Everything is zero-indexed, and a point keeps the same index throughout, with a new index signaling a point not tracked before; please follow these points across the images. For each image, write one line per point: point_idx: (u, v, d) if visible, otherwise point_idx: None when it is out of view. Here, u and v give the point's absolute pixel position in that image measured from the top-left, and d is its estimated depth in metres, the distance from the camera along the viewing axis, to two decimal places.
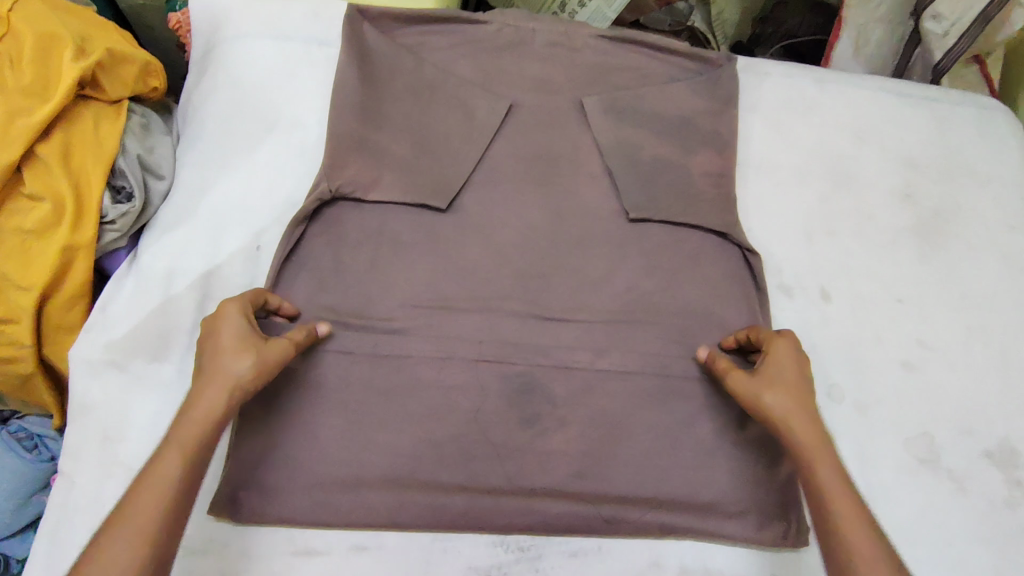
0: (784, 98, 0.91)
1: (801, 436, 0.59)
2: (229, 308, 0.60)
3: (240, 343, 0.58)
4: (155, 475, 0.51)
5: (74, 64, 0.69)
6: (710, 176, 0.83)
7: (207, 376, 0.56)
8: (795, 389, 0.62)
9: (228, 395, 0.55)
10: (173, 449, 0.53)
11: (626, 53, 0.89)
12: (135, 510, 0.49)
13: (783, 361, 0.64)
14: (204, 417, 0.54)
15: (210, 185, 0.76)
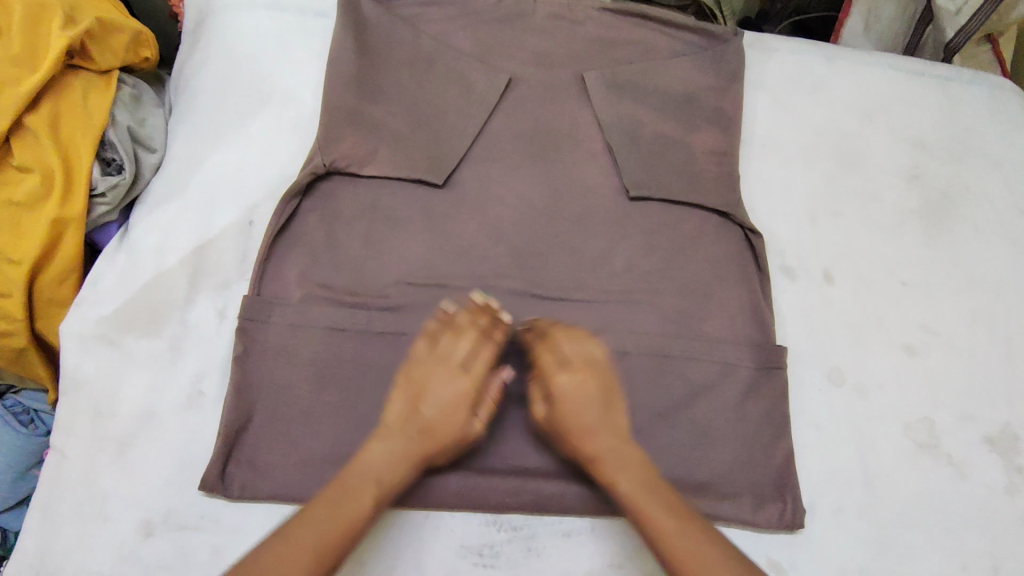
0: (790, 75, 0.89)
1: (603, 459, 0.64)
2: (460, 374, 0.66)
3: (467, 412, 0.65)
4: (334, 508, 0.58)
5: (62, 32, 0.67)
6: (713, 155, 0.82)
7: (423, 436, 0.63)
8: (592, 419, 0.65)
9: (421, 459, 0.63)
10: (375, 479, 0.60)
11: (628, 26, 0.87)
12: (309, 538, 0.56)
13: (571, 386, 0.65)
14: (419, 453, 0.63)
15: (202, 158, 0.74)
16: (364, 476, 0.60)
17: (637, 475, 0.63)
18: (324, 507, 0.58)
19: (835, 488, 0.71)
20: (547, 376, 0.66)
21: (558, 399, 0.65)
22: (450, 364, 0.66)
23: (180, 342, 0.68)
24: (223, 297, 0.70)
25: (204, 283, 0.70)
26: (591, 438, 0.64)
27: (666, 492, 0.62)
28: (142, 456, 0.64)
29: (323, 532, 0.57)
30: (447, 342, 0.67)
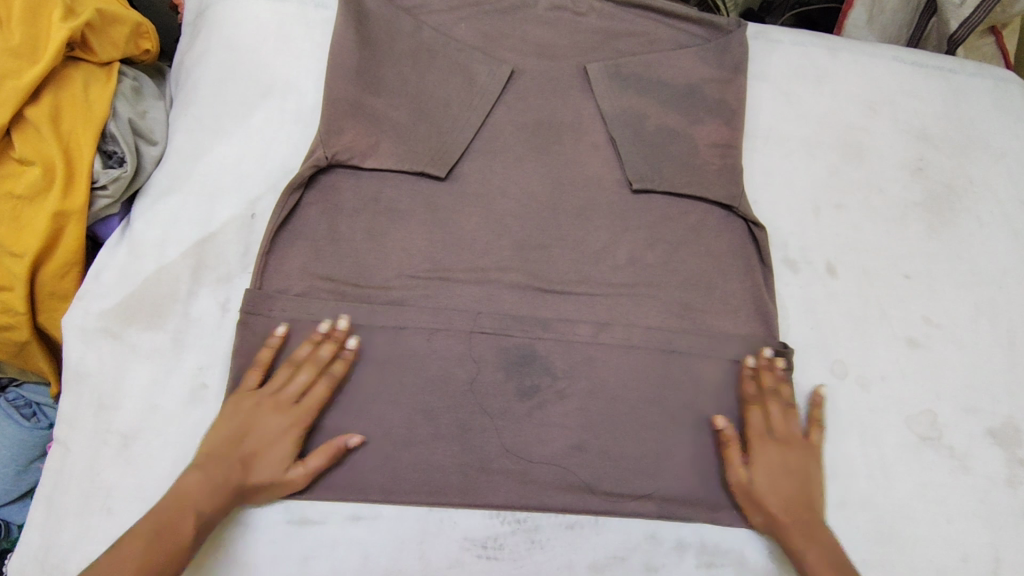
0: (794, 66, 0.88)
1: (794, 530, 0.64)
2: (282, 404, 0.63)
3: (288, 457, 0.62)
4: (159, 538, 0.56)
5: (63, 22, 0.66)
6: (716, 147, 0.82)
7: (227, 470, 0.60)
8: (790, 490, 0.66)
9: (236, 493, 0.60)
10: (193, 505, 0.58)
11: (631, 17, 0.86)
12: (118, 566, 0.54)
13: (778, 455, 0.68)
14: (239, 480, 0.60)
15: (203, 151, 0.74)
16: (174, 499, 0.58)
17: (827, 541, 0.64)
18: (154, 534, 0.56)
19: (838, 479, 0.71)
20: (756, 445, 0.68)
21: (757, 466, 0.67)
22: (280, 399, 0.64)
23: (183, 336, 0.67)
24: (224, 291, 0.69)
25: (206, 276, 0.70)
26: (796, 510, 0.65)
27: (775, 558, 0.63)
28: (145, 449, 0.64)
29: (144, 560, 0.55)
30: (284, 374, 0.65)
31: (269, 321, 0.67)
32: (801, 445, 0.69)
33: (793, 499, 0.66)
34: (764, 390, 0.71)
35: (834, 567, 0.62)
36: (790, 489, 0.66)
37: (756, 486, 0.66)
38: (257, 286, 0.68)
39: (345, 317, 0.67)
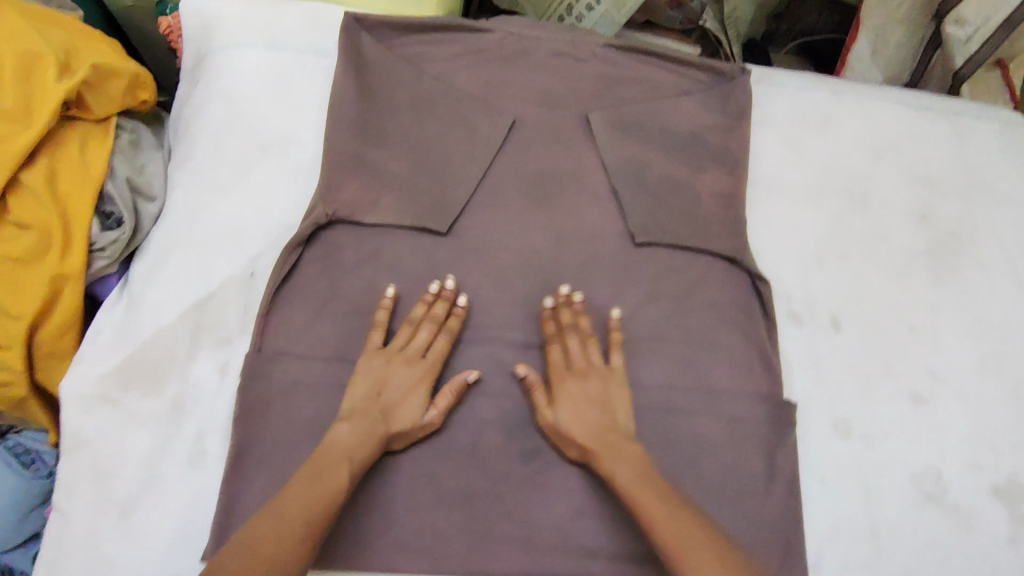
0: (799, 111, 0.87)
1: (603, 454, 0.64)
2: (413, 361, 0.67)
3: (422, 402, 0.66)
4: (310, 486, 0.58)
5: (58, 83, 0.65)
6: (719, 197, 0.81)
7: (380, 422, 0.64)
8: (594, 418, 0.67)
9: (381, 441, 0.63)
10: (342, 454, 0.61)
11: (634, 63, 0.85)
12: (291, 511, 0.56)
13: (572, 391, 0.68)
14: (374, 431, 0.63)
15: (204, 207, 0.74)
16: (339, 450, 0.61)
17: (629, 458, 0.64)
18: (308, 480, 0.58)
19: (843, 540, 0.70)
20: (556, 380, 0.69)
21: (559, 402, 0.67)
22: (409, 354, 0.68)
23: (182, 400, 0.67)
24: (224, 353, 0.69)
25: (205, 338, 0.69)
26: (602, 434, 0.65)
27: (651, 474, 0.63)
28: (144, 518, 0.63)
29: (306, 506, 0.57)
30: (406, 333, 0.68)
31: (269, 385, 0.66)
32: (602, 373, 0.70)
33: (588, 425, 0.66)
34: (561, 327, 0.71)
35: (641, 481, 0.62)
36: (593, 418, 0.66)
37: (560, 421, 0.67)
38: (257, 348, 0.68)
39: (452, 277, 0.71)
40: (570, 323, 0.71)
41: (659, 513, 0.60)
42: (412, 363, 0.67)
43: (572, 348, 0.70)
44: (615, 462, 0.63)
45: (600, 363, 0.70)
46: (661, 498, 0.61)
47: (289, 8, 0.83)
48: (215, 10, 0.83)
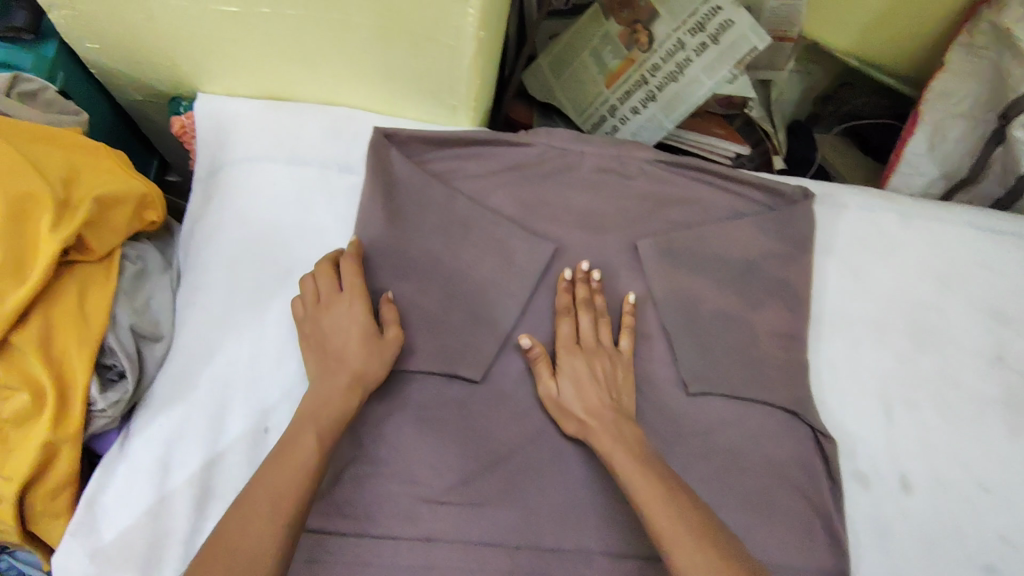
0: (863, 237, 0.80)
1: (597, 428, 0.62)
2: (337, 300, 0.64)
3: (367, 326, 0.63)
4: (270, 478, 0.53)
5: (54, 232, 0.58)
6: (777, 337, 0.74)
7: (337, 368, 0.61)
8: (593, 393, 0.65)
9: (352, 383, 0.60)
10: (307, 443, 0.56)
11: (685, 181, 0.78)
12: (262, 491, 0.52)
13: (575, 364, 0.67)
14: (333, 393, 0.59)
15: (214, 348, 0.67)
16: (300, 419, 0.58)
17: (626, 438, 0.61)
18: (269, 476, 0.53)
19: None
20: (559, 353, 0.68)
21: (562, 375, 0.66)
22: (332, 297, 0.64)
23: None
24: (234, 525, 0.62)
25: (213, 506, 0.62)
26: (599, 410, 0.64)
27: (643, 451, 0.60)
28: None
29: (274, 487, 0.52)
30: (310, 287, 0.65)
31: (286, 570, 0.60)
32: (609, 353, 0.69)
33: (582, 404, 0.65)
34: (576, 301, 0.71)
35: (631, 459, 0.59)
36: (593, 392, 0.65)
37: (562, 394, 0.66)
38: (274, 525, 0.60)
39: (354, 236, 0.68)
40: (586, 297, 0.70)
41: (648, 497, 0.55)
42: (331, 308, 0.63)
43: (584, 322, 0.69)
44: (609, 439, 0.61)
45: (609, 342, 0.69)
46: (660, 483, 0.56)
47: (312, 115, 0.76)
48: (232, 115, 0.76)
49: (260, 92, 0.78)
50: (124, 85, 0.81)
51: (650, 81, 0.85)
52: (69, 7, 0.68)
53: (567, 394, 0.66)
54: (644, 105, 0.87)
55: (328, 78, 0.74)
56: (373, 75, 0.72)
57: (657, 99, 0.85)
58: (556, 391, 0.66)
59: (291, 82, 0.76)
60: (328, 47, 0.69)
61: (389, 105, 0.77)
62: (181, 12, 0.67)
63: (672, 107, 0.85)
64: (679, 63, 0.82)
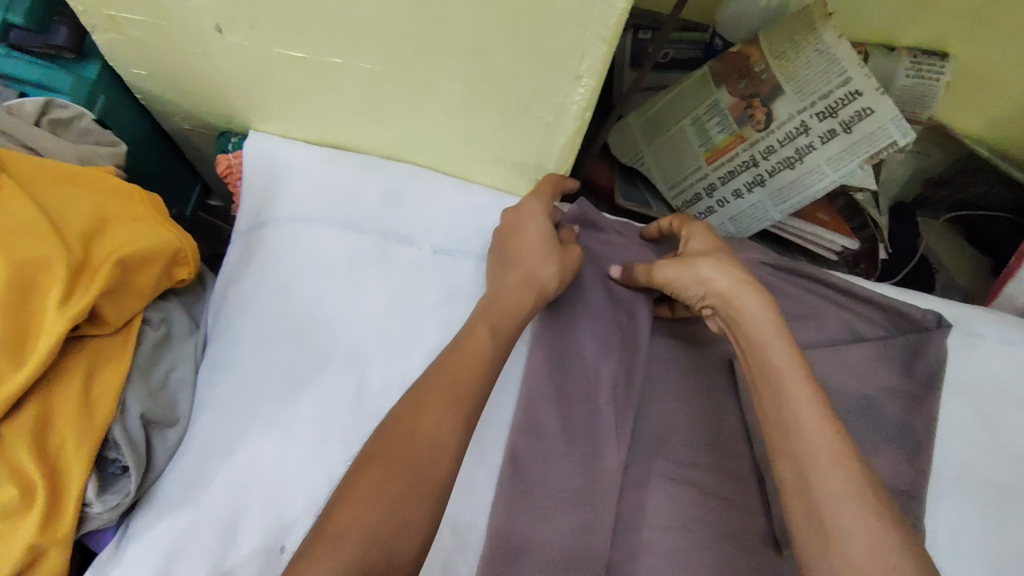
0: (997, 380, 0.68)
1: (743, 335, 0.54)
2: (538, 214, 0.61)
3: (551, 251, 0.60)
4: (446, 388, 0.50)
5: (61, 308, 0.49)
6: (894, 494, 0.62)
7: (526, 278, 0.59)
8: (717, 272, 0.57)
9: (539, 297, 0.59)
10: (477, 353, 0.53)
11: (797, 293, 0.67)
12: (458, 371, 0.51)
13: (670, 266, 0.60)
14: (516, 308, 0.57)
15: (236, 439, 0.57)
16: (493, 312, 0.57)
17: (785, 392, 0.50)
18: (442, 387, 0.50)
19: None
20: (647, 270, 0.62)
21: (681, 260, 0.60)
22: (530, 216, 0.61)
23: None
24: None
25: None
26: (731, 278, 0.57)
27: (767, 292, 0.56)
28: None
29: (466, 376, 0.51)
30: (515, 222, 0.62)
31: None
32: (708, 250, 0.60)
33: (715, 274, 0.57)
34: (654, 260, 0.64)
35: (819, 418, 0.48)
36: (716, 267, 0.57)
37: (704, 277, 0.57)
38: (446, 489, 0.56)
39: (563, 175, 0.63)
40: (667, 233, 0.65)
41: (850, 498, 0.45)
42: (526, 221, 0.61)
43: (693, 236, 0.62)
44: (756, 330, 0.53)
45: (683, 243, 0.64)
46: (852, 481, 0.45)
47: (375, 171, 0.67)
48: (284, 165, 0.68)
49: (318, 139, 0.69)
50: (171, 114, 0.73)
51: (761, 164, 0.74)
52: (116, 31, 0.60)
53: (681, 279, 0.59)
54: (749, 189, 0.76)
55: (397, 135, 0.65)
56: (449, 138, 0.63)
57: (766, 184, 0.74)
58: (670, 282, 0.60)
59: (354, 133, 0.66)
60: (405, 106, 0.60)
61: (461, 169, 0.67)
62: (239, 51, 0.58)
63: (783, 195, 0.74)
64: (800, 149, 0.71)
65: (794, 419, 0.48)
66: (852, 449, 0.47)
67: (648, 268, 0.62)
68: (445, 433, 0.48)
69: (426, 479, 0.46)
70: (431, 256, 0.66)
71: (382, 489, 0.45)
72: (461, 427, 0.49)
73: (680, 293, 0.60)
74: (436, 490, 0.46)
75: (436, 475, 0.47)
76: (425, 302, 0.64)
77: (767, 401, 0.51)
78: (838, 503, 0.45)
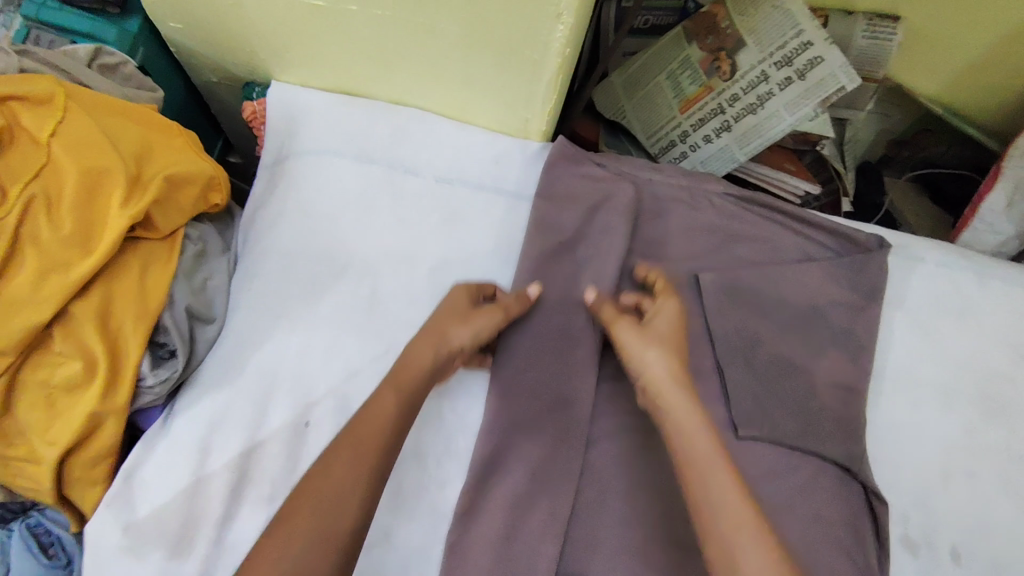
0: (937, 296, 0.77)
1: (672, 419, 0.58)
2: (461, 295, 0.66)
3: (461, 322, 0.64)
4: (352, 446, 0.57)
5: (123, 208, 0.58)
6: (837, 388, 0.71)
7: (431, 341, 0.63)
8: (663, 363, 0.61)
9: (438, 359, 0.63)
10: (384, 416, 0.59)
11: (755, 218, 0.76)
12: (368, 435, 0.57)
13: (628, 335, 0.64)
14: (418, 375, 0.62)
15: (266, 334, 0.67)
16: (406, 366, 0.62)
17: (711, 474, 0.54)
18: (348, 446, 0.57)
19: None
20: (609, 323, 0.65)
21: (648, 333, 0.64)
22: (455, 297, 0.66)
23: (213, 566, 0.60)
24: (269, 512, 0.62)
25: (251, 492, 0.62)
26: (678, 376, 0.61)
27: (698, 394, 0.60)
28: None
29: (378, 430, 0.58)
30: (448, 298, 0.66)
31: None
32: (665, 338, 0.64)
33: (659, 358, 0.62)
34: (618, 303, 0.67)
35: (737, 479, 0.54)
36: (669, 359, 0.62)
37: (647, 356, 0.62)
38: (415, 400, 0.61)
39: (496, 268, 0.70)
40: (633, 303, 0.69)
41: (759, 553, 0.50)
42: (449, 300, 0.66)
43: (657, 319, 0.65)
44: (692, 419, 0.57)
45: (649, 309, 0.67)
46: (758, 527, 0.51)
47: (384, 114, 0.76)
48: (304, 107, 0.76)
49: (333, 87, 0.78)
50: (202, 67, 0.82)
51: (727, 111, 0.83)
52: None
53: (632, 356, 0.63)
54: (718, 134, 0.85)
55: (404, 81, 0.74)
56: (450, 81, 0.72)
57: (732, 129, 0.84)
58: (619, 347, 0.64)
59: (365, 79, 0.75)
60: (411, 52, 0.69)
61: (460, 111, 0.76)
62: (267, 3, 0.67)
63: (748, 138, 0.83)
64: (761, 96, 0.80)
65: (715, 501, 0.53)
66: (765, 521, 0.52)
67: (615, 315, 0.66)
68: (351, 488, 0.55)
69: (331, 526, 0.53)
70: (433, 185, 0.75)
71: (288, 547, 0.52)
72: (364, 481, 0.56)
73: (625, 363, 0.64)
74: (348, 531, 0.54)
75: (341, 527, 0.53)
76: (428, 223, 0.73)
77: (685, 465, 0.55)
78: (744, 547, 0.50)
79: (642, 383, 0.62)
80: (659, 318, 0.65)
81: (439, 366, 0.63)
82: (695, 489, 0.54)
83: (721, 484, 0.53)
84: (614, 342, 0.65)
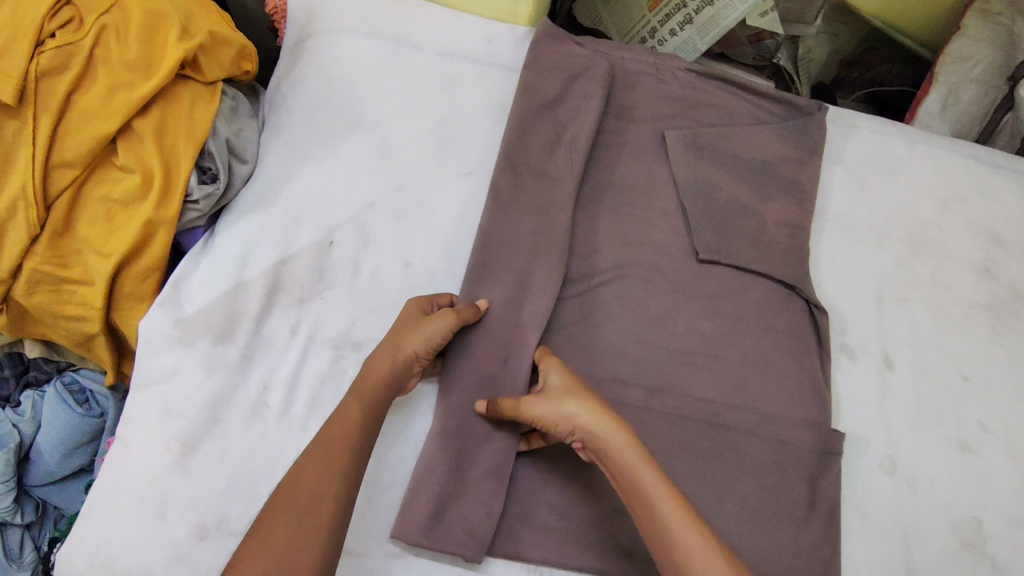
0: (870, 154, 0.89)
1: (615, 471, 0.61)
2: (414, 310, 0.69)
3: (418, 326, 0.67)
4: (322, 451, 0.60)
5: (179, 42, 0.69)
6: (785, 226, 0.83)
7: (388, 352, 0.66)
8: (580, 412, 0.62)
9: (399, 365, 0.66)
10: (348, 420, 0.62)
11: (712, 89, 0.87)
12: (335, 438, 0.61)
13: (543, 405, 0.64)
14: (380, 378, 0.65)
15: (292, 172, 0.77)
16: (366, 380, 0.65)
17: (656, 503, 0.58)
18: (319, 452, 0.60)
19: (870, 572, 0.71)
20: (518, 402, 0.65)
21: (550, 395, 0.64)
22: (408, 313, 0.69)
23: (252, 353, 0.71)
24: (299, 314, 0.73)
25: (282, 298, 0.73)
26: (602, 421, 0.62)
27: (622, 420, 0.63)
28: (206, 458, 0.67)
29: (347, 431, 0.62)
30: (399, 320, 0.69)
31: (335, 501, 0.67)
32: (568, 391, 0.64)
33: (579, 412, 0.63)
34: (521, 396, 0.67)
35: (675, 498, 0.58)
36: (586, 406, 0.63)
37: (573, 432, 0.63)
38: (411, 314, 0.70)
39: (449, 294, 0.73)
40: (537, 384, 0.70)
41: (713, 562, 0.55)
42: (401, 321, 0.69)
43: (551, 376, 0.66)
44: (628, 465, 0.60)
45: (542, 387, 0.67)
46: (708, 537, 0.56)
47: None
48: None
49: None
50: None
51: (689, 5, 0.95)
52: None
53: (547, 414, 0.63)
54: (681, 28, 0.97)
55: None
56: None
57: (694, 21, 0.95)
58: (535, 420, 0.64)
59: None
60: None
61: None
62: None
63: (707, 29, 0.95)
64: None
65: (670, 536, 0.56)
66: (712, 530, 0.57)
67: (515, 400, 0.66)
68: (325, 480, 0.59)
69: (311, 531, 0.56)
70: (434, 57, 0.85)
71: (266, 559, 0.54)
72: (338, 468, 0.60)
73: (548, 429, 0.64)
74: (327, 516, 0.57)
75: (325, 511, 0.57)
76: (429, 90, 0.84)
77: (636, 505, 0.59)
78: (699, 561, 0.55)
79: (574, 437, 0.63)
80: (552, 381, 0.66)
81: (401, 373, 0.66)
82: (650, 525, 0.58)
83: (665, 504, 0.58)
84: (526, 416, 0.65)
